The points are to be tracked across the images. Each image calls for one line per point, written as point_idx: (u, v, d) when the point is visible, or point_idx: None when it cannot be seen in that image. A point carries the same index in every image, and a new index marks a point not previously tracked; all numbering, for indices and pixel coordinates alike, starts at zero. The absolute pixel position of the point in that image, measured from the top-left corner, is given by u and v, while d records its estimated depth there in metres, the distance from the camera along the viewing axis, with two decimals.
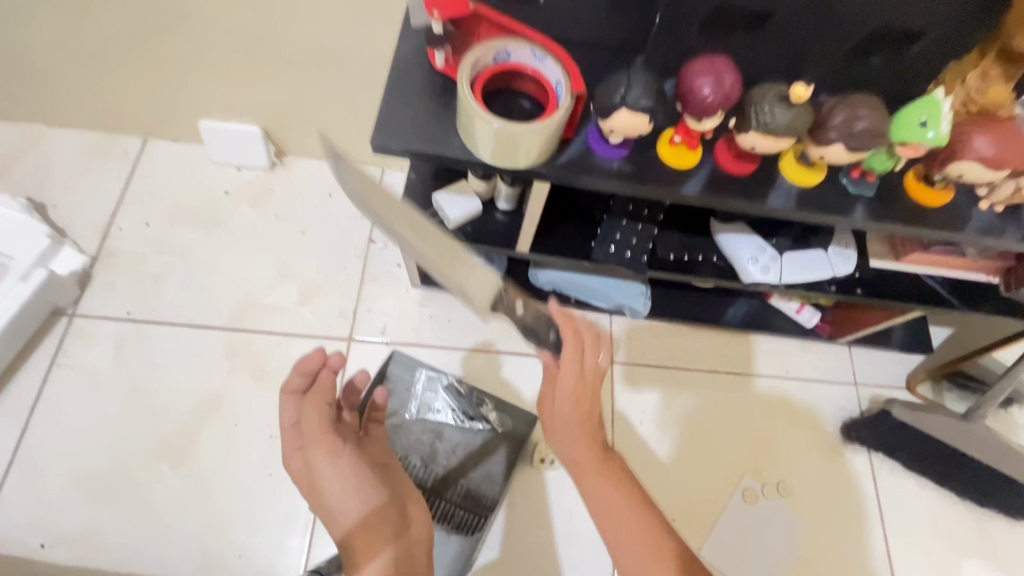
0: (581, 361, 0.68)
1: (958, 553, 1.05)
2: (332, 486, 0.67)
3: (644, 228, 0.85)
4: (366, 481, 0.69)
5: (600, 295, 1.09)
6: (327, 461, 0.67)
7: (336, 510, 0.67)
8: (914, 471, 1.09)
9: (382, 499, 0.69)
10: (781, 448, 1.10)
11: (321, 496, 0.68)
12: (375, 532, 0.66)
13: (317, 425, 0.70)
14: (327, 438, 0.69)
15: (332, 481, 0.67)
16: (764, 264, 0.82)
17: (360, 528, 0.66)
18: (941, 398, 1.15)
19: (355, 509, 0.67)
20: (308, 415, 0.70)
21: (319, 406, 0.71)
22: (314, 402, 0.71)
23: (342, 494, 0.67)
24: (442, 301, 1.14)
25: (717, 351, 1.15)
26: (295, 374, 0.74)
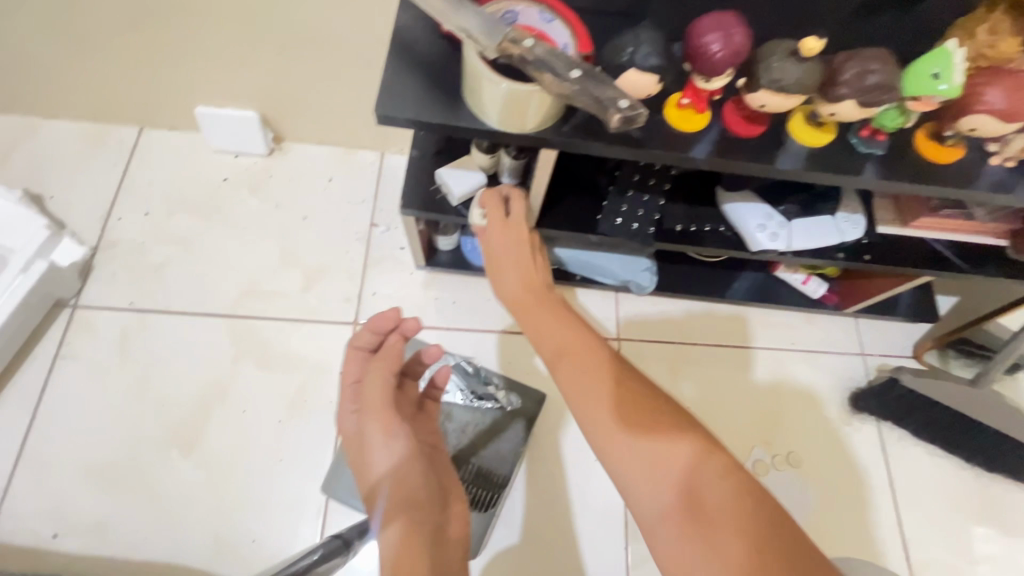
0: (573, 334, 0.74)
1: (967, 519, 1.06)
2: (379, 447, 0.72)
3: (650, 199, 0.84)
4: (409, 453, 0.73)
5: (606, 272, 1.08)
6: (378, 422, 0.73)
7: (375, 471, 0.72)
8: (923, 439, 1.09)
9: (423, 473, 0.72)
10: (789, 419, 1.11)
11: (366, 456, 0.73)
12: (404, 495, 0.70)
13: (376, 389, 0.75)
14: (384, 406, 0.74)
15: (377, 447, 0.72)
16: (772, 231, 0.81)
17: (397, 490, 0.70)
18: (946, 364, 1.16)
19: (391, 475, 0.71)
20: (372, 377, 0.76)
21: (382, 372, 0.77)
22: (382, 364, 0.77)
23: (384, 457, 0.72)
24: (447, 282, 1.14)
25: (723, 325, 1.15)
26: (366, 332, 0.80)
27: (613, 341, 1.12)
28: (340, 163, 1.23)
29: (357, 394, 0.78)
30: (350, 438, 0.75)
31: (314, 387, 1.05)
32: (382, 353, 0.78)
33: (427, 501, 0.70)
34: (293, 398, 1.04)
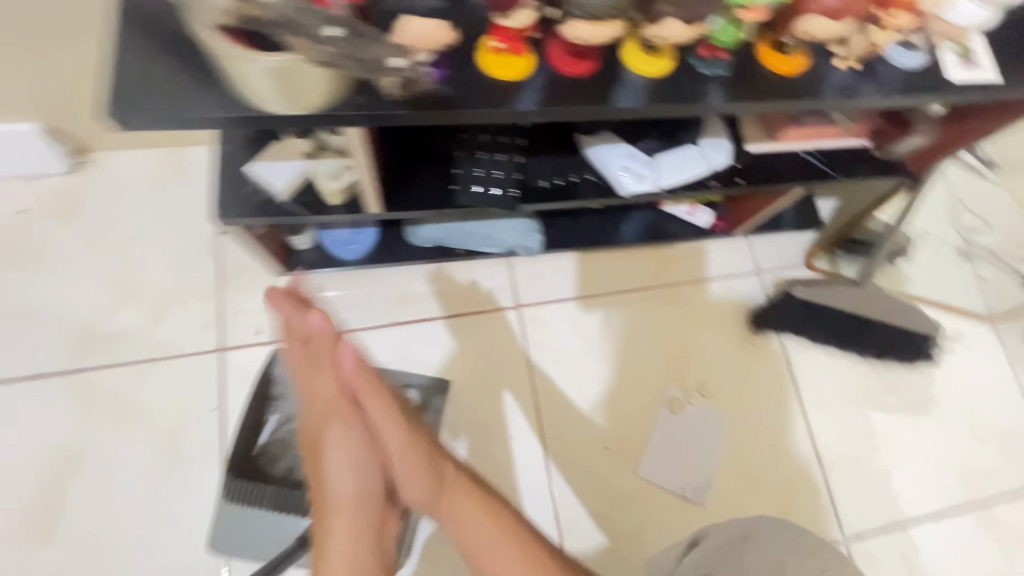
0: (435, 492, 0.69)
1: (868, 409, 1.12)
2: (353, 476, 0.64)
3: (506, 158, 0.76)
4: (372, 487, 0.65)
5: (490, 241, 1.00)
6: (349, 458, 0.64)
7: (336, 495, 0.64)
8: (821, 344, 1.13)
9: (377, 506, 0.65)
10: (699, 352, 1.10)
11: (324, 478, 0.64)
12: (353, 533, 0.62)
13: (375, 405, 0.65)
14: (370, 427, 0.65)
15: (340, 453, 0.64)
16: (638, 172, 0.75)
17: (350, 528, 0.63)
18: (836, 266, 1.19)
19: (348, 521, 0.63)
20: (337, 383, 0.66)
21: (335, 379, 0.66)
22: (350, 375, 0.65)
23: (349, 480, 0.64)
24: (320, 283, 1.02)
25: (622, 270, 1.11)
26: (287, 305, 0.70)
27: (512, 310, 1.06)
28: (168, 167, 1.05)
29: (308, 387, 0.68)
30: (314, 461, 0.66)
31: (188, 431, 0.92)
32: (319, 351, 0.67)
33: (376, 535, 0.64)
34: (165, 448, 0.91)
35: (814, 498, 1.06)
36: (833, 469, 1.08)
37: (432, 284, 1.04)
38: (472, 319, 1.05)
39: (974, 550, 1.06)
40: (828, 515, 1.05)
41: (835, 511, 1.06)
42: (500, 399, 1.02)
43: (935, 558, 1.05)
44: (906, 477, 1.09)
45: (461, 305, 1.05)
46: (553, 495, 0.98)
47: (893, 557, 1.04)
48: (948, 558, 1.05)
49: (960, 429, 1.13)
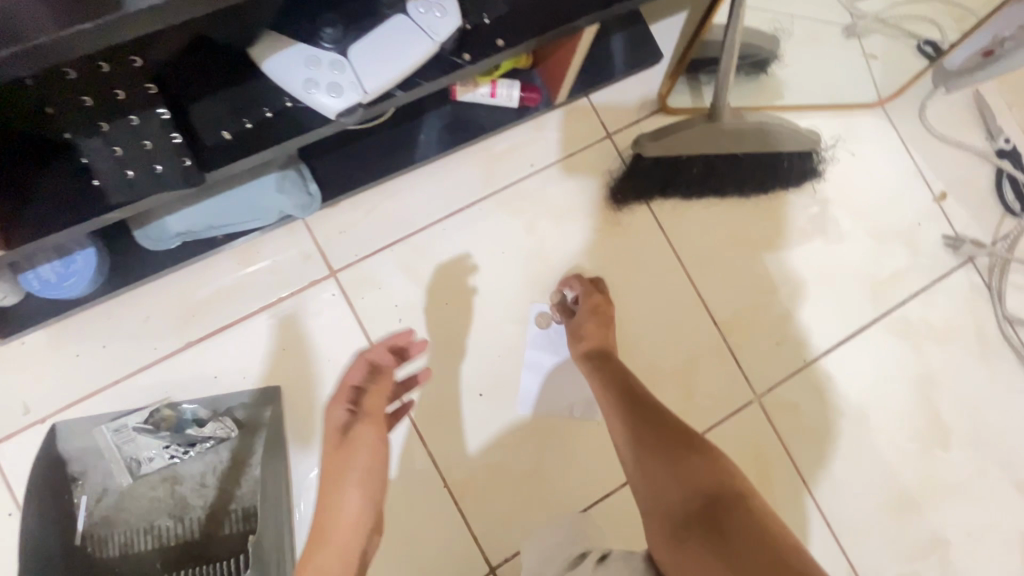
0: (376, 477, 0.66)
1: (759, 252, 1.00)
2: (371, 474, 0.66)
3: (142, 119, 0.52)
4: (376, 507, 0.67)
5: (250, 215, 0.78)
6: (358, 480, 0.65)
7: (337, 517, 0.64)
8: (694, 197, 0.98)
9: (367, 531, 0.65)
10: (560, 254, 0.95)
11: (332, 500, 0.65)
12: (343, 548, 0.62)
13: (366, 436, 0.67)
14: (379, 418, 0.69)
15: (363, 458, 0.66)
16: (330, 81, 0.53)
17: (344, 534, 0.63)
18: (698, 95, 0.98)
19: (334, 549, 0.62)
20: (375, 398, 0.70)
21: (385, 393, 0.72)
22: (380, 392, 0.71)
23: (353, 504, 0.65)
24: (77, 328, 0.81)
25: (445, 187, 0.92)
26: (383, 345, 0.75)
27: (328, 280, 0.88)
28: None
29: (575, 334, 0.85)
30: (328, 466, 0.67)
31: None
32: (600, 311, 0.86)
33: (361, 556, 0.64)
34: None
35: (718, 365, 0.98)
36: (734, 329, 0.99)
37: (217, 282, 0.85)
38: (282, 306, 0.87)
39: (890, 359, 1.01)
40: (736, 377, 0.98)
41: (742, 370, 0.98)
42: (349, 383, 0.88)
43: (850, 381, 1.00)
44: (811, 310, 1.01)
45: (263, 295, 0.86)
46: (437, 462, 0.89)
47: (809, 395, 0.99)
48: (864, 376, 1.00)
49: (862, 239, 1.03)
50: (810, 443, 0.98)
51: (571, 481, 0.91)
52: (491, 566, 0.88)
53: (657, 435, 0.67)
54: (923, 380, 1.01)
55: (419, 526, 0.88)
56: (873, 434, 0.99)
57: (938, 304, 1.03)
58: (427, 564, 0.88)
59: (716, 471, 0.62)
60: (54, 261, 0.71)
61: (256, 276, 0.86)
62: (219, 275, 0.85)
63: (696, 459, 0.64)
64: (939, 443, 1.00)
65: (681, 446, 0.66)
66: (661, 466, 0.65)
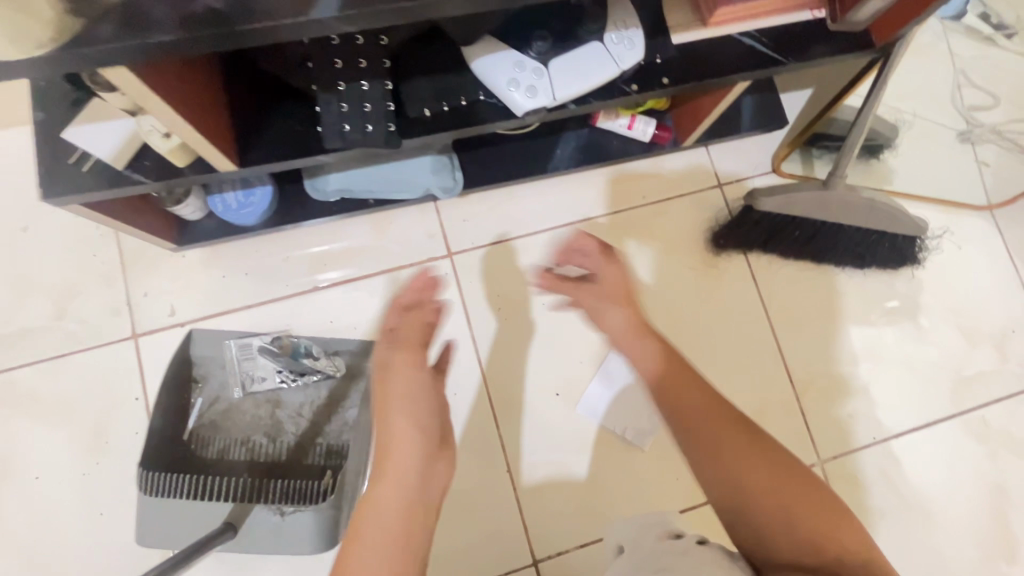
0: (416, 407, 0.67)
1: (846, 323, 1.03)
2: (413, 397, 0.68)
3: (372, 86, 0.63)
4: (427, 439, 0.66)
5: (400, 185, 0.89)
6: (402, 407, 0.67)
7: (391, 452, 0.64)
8: (791, 258, 1.03)
9: (424, 466, 0.64)
10: (654, 282, 1.02)
11: (384, 434, 0.66)
12: (397, 475, 0.63)
13: (407, 365, 0.70)
14: (410, 347, 0.71)
15: (398, 381, 0.68)
16: (529, 84, 0.63)
17: (402, 468, 0.63)
18: (809, 167, 1.05)
19: (392, 485, 0.62)
20: (405, 329, 0.73)
21: (416, 321, 0.74)
22: (406, 326, 0.72)
23: (397, 436, 0.65)
24: (230, 251, 0.93)
25: (563, 201, 1.01)
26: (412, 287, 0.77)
27: (444, 260, 0.98)
28: None
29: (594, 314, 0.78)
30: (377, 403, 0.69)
31: (111, 425, 0.88)
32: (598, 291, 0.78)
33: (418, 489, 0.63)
34: (92, 444, 0.87)
35: (786, 421, 1.00)
36: (808, 390, 1.01)
37: (353, 240, 0.96)
38: (401, 274, 0.96)
39: (961, 456, 1.00)
40: (802, 437, 0.99)
41: (809, 432, 1.00)
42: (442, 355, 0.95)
43: (918, 469, 0.99)
44: (888, 389, 1.02)
45: (387, 260, 0.96)
46: (503, 446, 0.95)
47: (873, 472, 0.99)
48: (933, 468, 0.99)
49: (950, 333, 1.04)
50: (866, 520, 0.97)
51: (626, 499, 0.94)
52: (536, 557, 0.92)
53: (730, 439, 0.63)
54: (995, 486, 0.99)
55: (475, 501, 0.93)
56: (934, 527, 0.97)
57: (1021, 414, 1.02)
58: (475, 541, 0.92)
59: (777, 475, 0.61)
60: (238, 191, 0.84)
61: (385, 242, 0.97)
62: (354, 235, 0.96)
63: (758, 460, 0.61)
64: (1003, 555, 0.97)
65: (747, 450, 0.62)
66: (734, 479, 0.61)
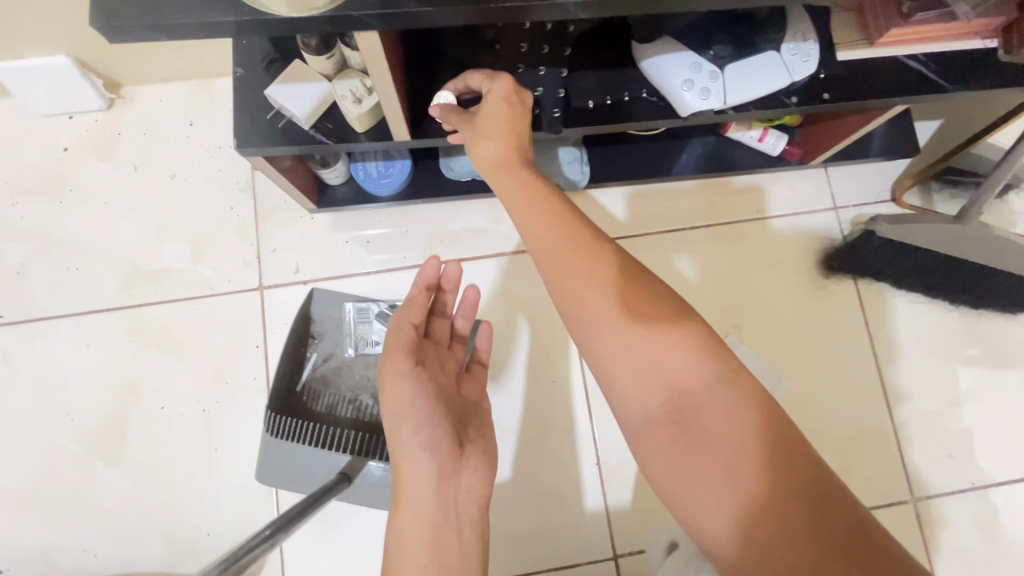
0: (415, 421, 0.63)
1: (953, 362, 1.01)
2: (403, 409, 0.63)
3: (547, 74, 0.66)
4: (436, 454, 0.62)
5: None
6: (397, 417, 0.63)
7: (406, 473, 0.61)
8: (903, 290, 1.01)
9: (440, 484, 0.61)
10: (758, 297, 1.01)
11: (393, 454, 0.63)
12: (415, 505, 0.60)
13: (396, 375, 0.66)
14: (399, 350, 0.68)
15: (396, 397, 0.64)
16: (704, 86, 0.64)
17: (414, 492, 0.60)
18: (930, 202, 1.03)
19: (413, 516, 0.59)
20: (391, 340, 0.70)
21: (398, 325, 0.71)
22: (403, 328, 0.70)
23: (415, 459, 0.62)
24: (356, 218, 0.98)
25: (676, 206, 1.02)
26: (418, 285, 0.75)
27: None
28: (199, 102, 1.01)
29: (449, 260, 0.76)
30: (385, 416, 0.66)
31: (232, 367, 0.93)
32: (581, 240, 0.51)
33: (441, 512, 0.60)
34: (214, 383, 0.93)
35: (881, 454, 0.98)
36: (907, 425, 0.99)
37: (470, 222, 0.99)
38: (512, 259, 0.99)
39: None
40: (896, 473, 0.97)
41: (904, 468, 0.97)
42: (543, 342, 0.97)
43: (1018, 522, 0.96)
44: (992, 437, 0.98)
45: (500, 244, 0.99)
46: (593, 440, 0.95)
47: (969, 518, 0.96)
48: None
49: None
50: (957, 565, 0.94)
51: None
52: (616, 553, 0.92)
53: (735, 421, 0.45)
54: None
55: (562, 490, 0.94)
56: None
57: None
58: (557, 529, 0.93)
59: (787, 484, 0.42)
60: (381, 161, 0.89)
61: (500, 227, 1.00)
62: (471, 216, 0.99)
63: (737, 435, 0.44)
64: None
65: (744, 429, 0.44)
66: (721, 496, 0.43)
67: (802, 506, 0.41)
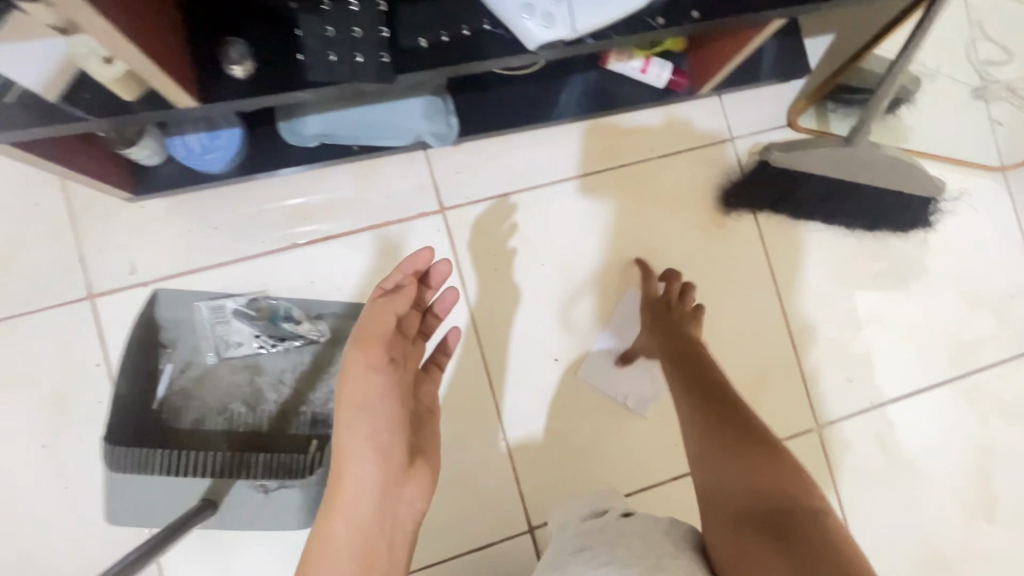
0: (370, 416, 0.60)
1: (850, 286, 1.00)
2: (364, 403, 0.60)
3: (362, 8, 0.54)
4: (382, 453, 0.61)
5: (390, 132, 0.79)
6: (349, 407, 0.59)
7: (344, 467, 0.60)
8: (801, 219, 0.98)
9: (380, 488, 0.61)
10: (658, 243, 0.96)
11: (338, 446, 0.61)
12: (351, 506, 0.59)
13: (356, 362, 0.60)
14: (366, 337, 0.61)
15: (354, 383, 0.60)
16: (546, 11, 0.54)
17: (350, 490, 0.60)
18: (826, 126, 0.98)
19: (346, 514, 0.59)
20: (375, 318, 0.63)
21: (385, 309, 0.63)
22: (375, 312, 0.63)
23: (361, 454, 0.60)
24: (196, 201, 0.83)
25: (567, 153, 0.93)
26: (398, 273, 0.68)
27: (436, 216, 0.89)
28: None
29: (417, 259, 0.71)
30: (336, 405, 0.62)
31: (68, 392, 0.80)
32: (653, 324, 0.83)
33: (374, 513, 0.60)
34: (50, 413, 0.80)
35: (787, 387, 0.98)
36: (810, 355, 0.99)
37: (335, 193, 0.87)
38: (388, 230, 0.88)
39: (953, 420, 1.00)
40: (801, 403, 0.98)
41: (809, 397, 0.98)
42: None
43: (912, 432, 0.99)
44: (888, 356, 1.00)
45: (373, 214, 0.88)
46: (498, 414, 0.89)
47: (869, 435, 0.99)
48: (925, 431, 1.00)
49: (952, 298, 1.02)
50: (858, 482, 0.98)
51: (625, 467, 0.91)
52: (531, 526, 0.88)
53: (720, 432, 0.64)
54: (982, 449, 1.00)
55: (471, 471, 0.88)
56: (922, 487, 0.99)
57: (1014, 378, 1.02)
58: (468, 512, 0.87)
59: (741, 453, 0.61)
60: (203, 133, 0.74)
61: (370, 195, 0.88)
62: (336, 186, 0.87)
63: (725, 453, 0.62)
64: (984, 514, 0.99)
65: (722, 428, 0.64)
66: (702, 461, 0.64)
67: (777, 491, 0.56)
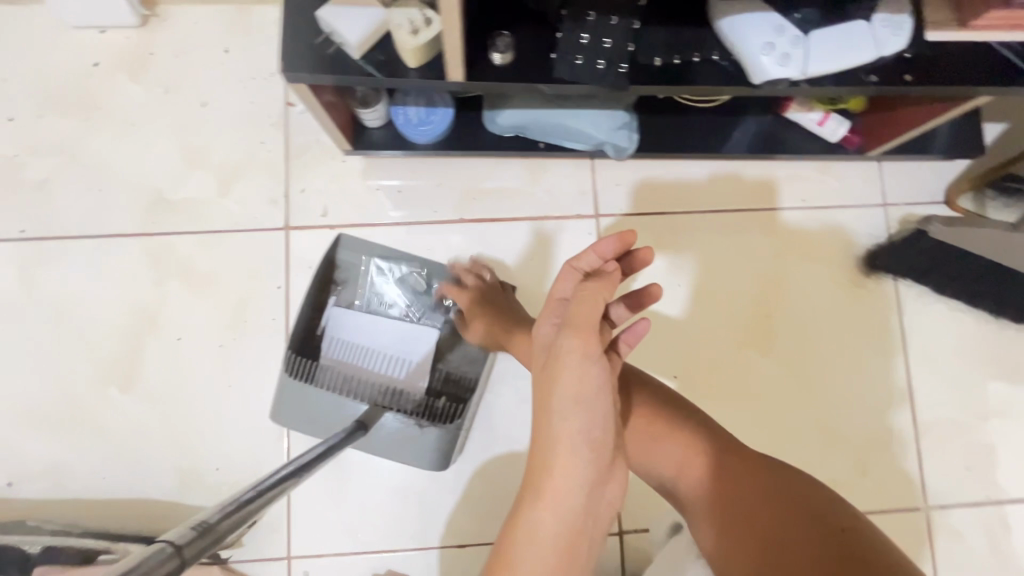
0: (591, 417, 0.54)
1: (984, 375, 0.98)
2: (587, 398, 0.54)
3: (620, 23, 0.64)
4: (602, 448, 0.55)
5: (575, 135, 0.88)
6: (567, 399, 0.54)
7: (552, 456, 0.54)
8: (943, 296, 0.98)
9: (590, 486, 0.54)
10: (793, 288, 0.98)
11: (547, 431, 0.55)
12: (559, 502, 0.54)
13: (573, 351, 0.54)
14: (588, 326, 0.55)
15: (570, 372, 0.54)
16: (784, 52, 0.61)
17: (561, 487, 0.54)
18: (982, 210, 0.99)
19: (549, 511, 0.54)
20: (585, 307, 0.55)
21: (599, 297, 0.56)
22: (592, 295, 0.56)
23: (578, 449, 0.54)
24: (390, 165, 0.95)
25: (721, 187, 0.98)
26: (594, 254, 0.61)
27: (591, 220, 0.96)
28: (235, 28, 0.97)
29: None
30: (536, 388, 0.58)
31: (251, 304, 0.92)
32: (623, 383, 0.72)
33: (582, 510, 0.54)
34: (233, 318, 0.91)
35: (900, 460, 0.96)
36: (929, 433, 0.97)
37: (506, 182, 0.96)
38: (545, 224, 0.96)
39: None
40: (912, 479, 0.96)
41: (921, 476, 0.96)
42: None
43: None
44: (1014, 453, 0.96)
45: (535, 207, 0.96)
46: None
47: (980, 530, 0.95)
48: None
49: None
50: None
51: None
52: (621, 528, 0.91)
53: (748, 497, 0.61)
54: None
55: None
56: None
57: None
58: None
59: (777, 524, 0.58)
60: (422, 107, 0.86)
61: (536, 190, 0.96)
62: (509, 177, 0.96)
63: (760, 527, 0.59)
64: None
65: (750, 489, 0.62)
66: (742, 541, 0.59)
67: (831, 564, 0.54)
